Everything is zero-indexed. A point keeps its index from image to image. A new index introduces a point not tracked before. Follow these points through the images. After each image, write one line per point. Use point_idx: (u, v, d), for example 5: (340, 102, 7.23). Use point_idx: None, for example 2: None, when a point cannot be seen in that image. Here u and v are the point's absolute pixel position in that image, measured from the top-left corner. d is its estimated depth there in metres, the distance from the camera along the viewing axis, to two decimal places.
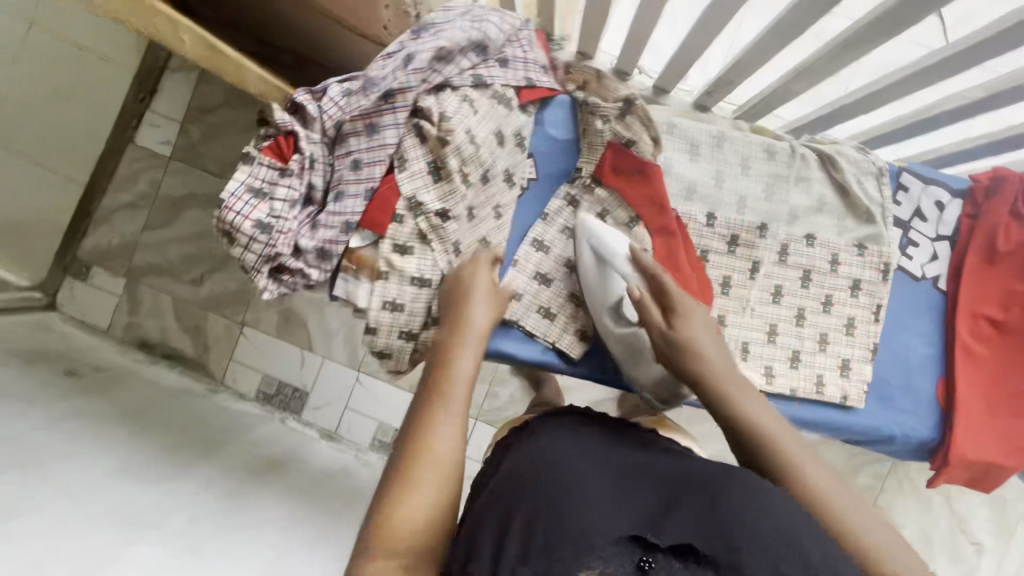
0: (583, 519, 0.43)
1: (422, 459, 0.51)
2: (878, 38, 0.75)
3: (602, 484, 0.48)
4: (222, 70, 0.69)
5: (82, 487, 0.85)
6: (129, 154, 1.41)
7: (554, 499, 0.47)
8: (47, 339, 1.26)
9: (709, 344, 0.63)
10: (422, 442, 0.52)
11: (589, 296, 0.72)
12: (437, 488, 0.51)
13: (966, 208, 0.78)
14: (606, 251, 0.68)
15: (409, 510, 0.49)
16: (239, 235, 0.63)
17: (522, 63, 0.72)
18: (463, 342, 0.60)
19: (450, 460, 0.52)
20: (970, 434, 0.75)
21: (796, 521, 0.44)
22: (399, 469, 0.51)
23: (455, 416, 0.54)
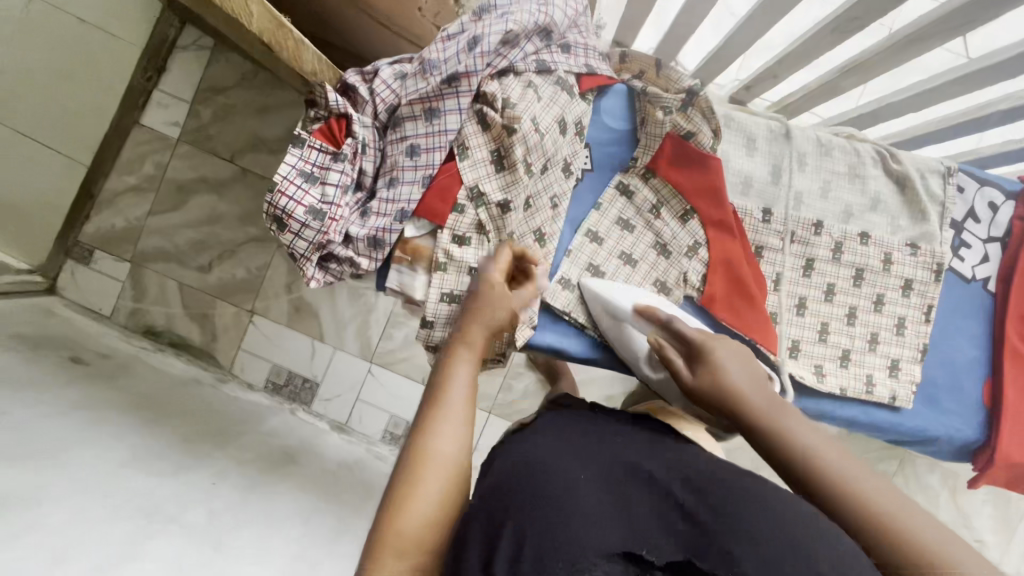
0: (569, 529, 0.39)
1: (423, 458, 0.47)
2: (945, 35, 0.74)
3: (593, 483, 0.43)
4: (278, 46, 0.66)
5: (100, 478, 0.81)
6: (134, 137, 1.34)
7: (533, 501, 0.41)
8: (53, 323, 1.22)
9: (746, 383, 0.55)
10: (424, 440, 0.48)
11: (620, 349, 0.71)
12: (441, 488, 0.46)
13: (1019, 210, 0.77)
14: (616, 311, 0.67)
15: (413, 512, 0.45)
16: (291, 221, 0.61)
17: (583, 50, 0.70)
18: (466, 346, 0.56)
19: (454, 458, 0.48)
20: (1015, 435, 0.75)
21: (798, 520, 0.40)
22: (400, 469, 0.47)
23: (456, 414, 0.50)
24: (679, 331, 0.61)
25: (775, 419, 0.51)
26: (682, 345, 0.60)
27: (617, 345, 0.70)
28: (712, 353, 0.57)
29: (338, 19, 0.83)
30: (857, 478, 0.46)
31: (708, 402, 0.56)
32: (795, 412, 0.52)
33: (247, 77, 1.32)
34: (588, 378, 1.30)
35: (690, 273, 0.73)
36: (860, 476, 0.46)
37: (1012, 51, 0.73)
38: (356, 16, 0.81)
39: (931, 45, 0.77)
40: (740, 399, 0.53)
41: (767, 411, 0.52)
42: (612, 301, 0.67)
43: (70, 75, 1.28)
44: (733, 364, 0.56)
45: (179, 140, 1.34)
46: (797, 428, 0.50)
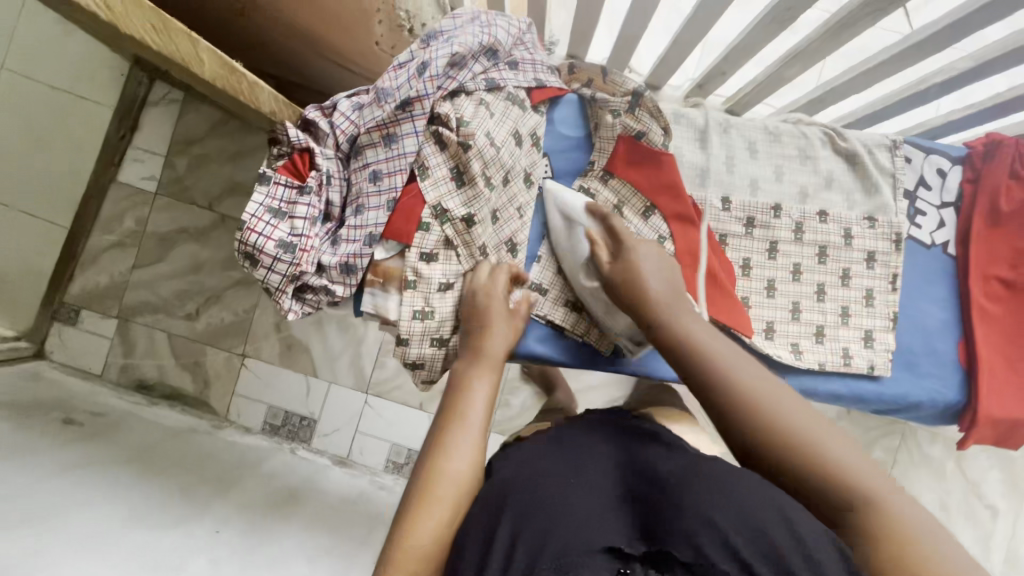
0: (556, 525, 0.39)
1: (437, 476, 0.48)
2: (871, 16, 0.77)
3: (580, 485, 0.44)
4: (233, 91, 0.64)
5: (97, 537, 0.80)
6: (112, 194, 1.36)
7: (519, 506, 0.42)
8: (43, 387, 1.21)
9: (660, 284, 0.59)
10: (437, 460, 0.49)
11: (563, 257, 0.71)
12: (454, 508, 0.47)
13: (966, 174, 0.80)
14: (569, 212, 0.69)
15: (423, 532, 0.45)
16: (262, 256, 0.63)
17: (531, 65, 0.73)
18: (478, 371, 0.58)
19: (466, 480, 0.48)
20: (993, 393, 0.77)
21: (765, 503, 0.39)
22: (414, 487, 0.48)
23: (471, 437, 0.51)
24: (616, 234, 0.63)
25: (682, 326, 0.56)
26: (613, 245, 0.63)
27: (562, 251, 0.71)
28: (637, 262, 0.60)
29: (297, 61, 0.86)
30: (780, 407, 0.49)
31: (627, 300, 0.60)
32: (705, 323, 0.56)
33: (218, 124, 1.35)
34: (583, 384, 1.31)
35: None
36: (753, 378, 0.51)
37: (939, 24, 0.76)
38: (310, 49, 0.83)
39: (861, 28, 0.80)
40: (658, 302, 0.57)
41: (674, 313, 0.57)
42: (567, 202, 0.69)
43: (44, 143, 1.30)
44: (652, 267, 0.60)
45: (158, 193, 1.36)
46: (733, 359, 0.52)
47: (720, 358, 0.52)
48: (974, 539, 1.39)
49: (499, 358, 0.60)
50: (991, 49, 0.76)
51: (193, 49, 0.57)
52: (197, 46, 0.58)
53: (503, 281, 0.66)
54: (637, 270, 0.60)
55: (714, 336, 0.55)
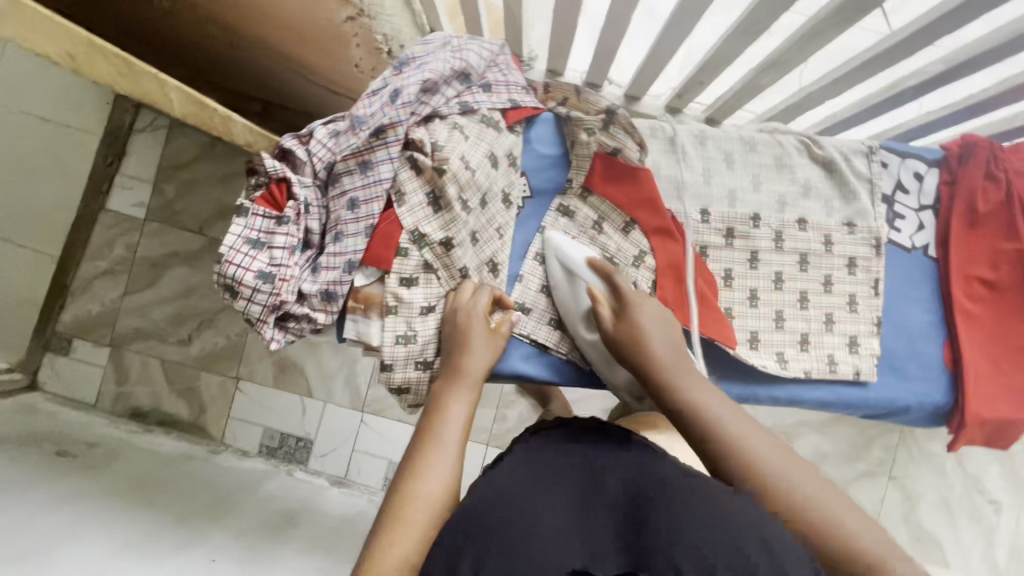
0: (528, 557, 0.37)
1: (411, 498, 0.49)
2: (840, 25, 0.76)
3: (550, 502, 0.42)
4: (204, 124, 0.64)
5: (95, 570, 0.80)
6: (102, 222, 1.37)
7: (485, 537, 0.40)
8: (36, 419, 1.20)
9: (663, 343, 0.61)
10: (412, 482, 0.50)
11: (560, 306, 0.73)
12: (426, 527, 0.47)
13: (943, 176, 0.80)
14: (570, 263, 0.70)
15: (395, 552, 0.45)
16: (241, 288, 0.62)
17: (505, 86, 0.73)
18: (455, 392, 0.59)
19: (441, 500, 0.49)
20: (981, 393, 0.77)
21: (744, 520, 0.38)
22: (389, 508, 0.49)
23: (446, 458, 0.53)
24: (618, 289, 0.65)
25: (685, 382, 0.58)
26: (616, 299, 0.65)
27: (559, 305, 0.73)
28: (641, 319, 0.62)
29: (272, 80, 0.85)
30: (778, 466, 0.50)
31: (630, 357, 0.62)
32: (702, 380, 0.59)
33: (205, 149, 1.35)
34: (578, 396, 1.31)
35: (640, 282, 0.74)
36: (753, 436, 0.53)
37: (908, 31, 0.76)
38: (289, 75, 0.84)
39: (829, 38, 0.80)
40: (656, 358, 0.60)
41: (674, 371, 0.59)
42: (567, 254, 0.70)
43: None
44: (655, 325, 0.63)
45: (147, 220, 1.36)
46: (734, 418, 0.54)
47: (718, 417, 0.54)
48: (978, 535, 1.39)
49: (479, 378, 0.61)
50: (963, 52, 0.76)
51: (159, 88, 0.57)
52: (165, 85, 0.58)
53: (484, 302, 0.66)
54: (639, 325, 0.62)
55: (714, 394, 0.57)
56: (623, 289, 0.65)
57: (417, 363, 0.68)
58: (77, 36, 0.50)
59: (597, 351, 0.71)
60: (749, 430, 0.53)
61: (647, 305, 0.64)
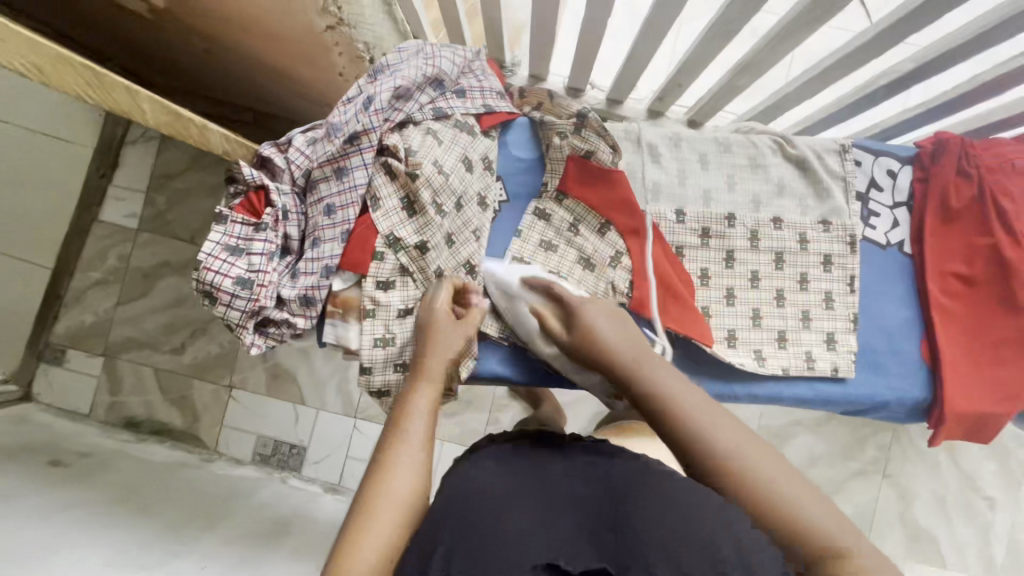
0: (498, 553, 0.37)
1: (378, 495, 0.48)
2: (809, 26, 0.77)
3: (519, 500, 0.42)
4: (182, 135, 0.65)
5: None
6: (95, 234, 1.38)
7: (458, 529, 0.40)
8: (29, 429, 1.21)
9: (616, 339, 0.58)
10: (377, 478, 0.49)
11: (515, 329, 0.71)
12: (395, 521, 0.46)
13: (916, 173, 0.82)
14: (506, 289, 0.69)
15: (364, 551, 0.44)
16: (220, 294, 0.63)
17: (480, 92, 0.74)
18: (421, 384, 0.58)
19: (409, 493, 0.48)
20: (959, 388, 0.76)
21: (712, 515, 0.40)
22: (355, 508, 0.47)
23: (413, 450, 0.51)
24: (559, 297, 0.64)
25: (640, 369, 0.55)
26: (560, 309, 0.63)
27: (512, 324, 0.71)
28: (591, 320, 0.60)
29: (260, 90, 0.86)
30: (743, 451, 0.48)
31: (592, 361, 0.60)
32: (661, 364, 0.55)
33: (195, 159, 1.36)
34: (568, 399, 1.31)
35: (617, 282, 0.74)
36: (705, 412, 0.50)
37: (871, 32, 0.76)
38: (275, 83, 0.84)
39: (798, 38, 0.81)
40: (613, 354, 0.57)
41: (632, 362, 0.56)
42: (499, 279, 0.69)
43: None
44: (606, 324, 0.60)
45: (140, 230, 1.37)
46: (696, 405, 0.51)
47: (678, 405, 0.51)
48: (973, 532, 1.38)
49: (443, 368, 0.60)
50: (929, 51, 0.76)
51: (132, 100, 0.58)
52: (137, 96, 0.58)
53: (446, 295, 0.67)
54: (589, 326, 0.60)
55: (674, 381, 0.53)
56: (563, 297, 0.63)
57: (395, 366, 0.69)
58: (49, 49, 0.50)
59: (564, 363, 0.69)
60: (710, 414, 0.50)
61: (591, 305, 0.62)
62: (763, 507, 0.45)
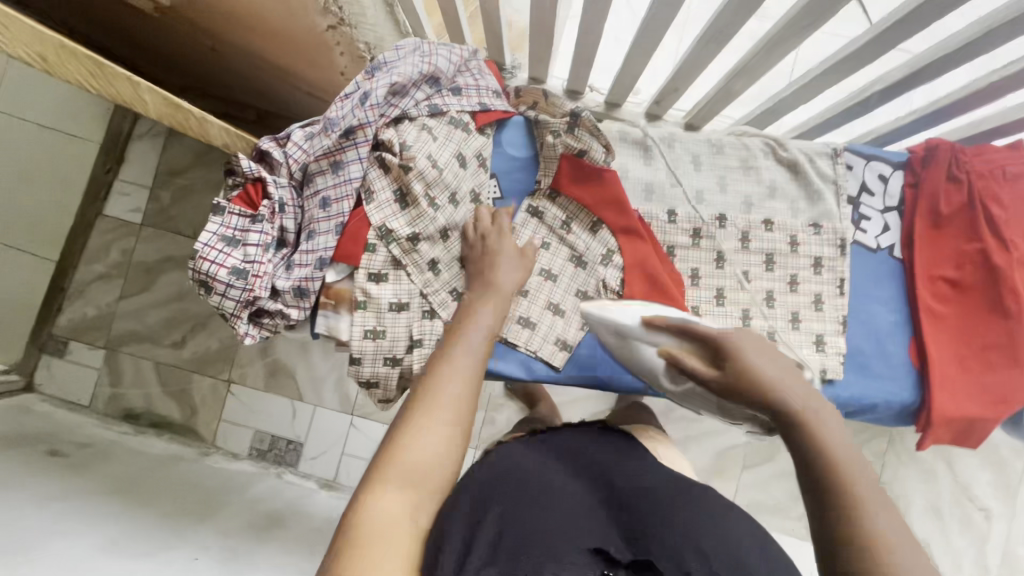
0: (559, 530, 0.46)
1: (439, 393, 0.55)
2: (801, 32, 0.78)
3: (567, 495, 0.51)
4: (181, 126, 0.66)
5: (80, 565, 0.81)
6: (99, 227, 1.40)
7: (517, 502, 0.49)
8: (30, 419, 1.22)
9: (768, 367, 0.56)
10: (439, 377, 0.56)
11: (635, 361, 0.68)
12: (450, 417, 0.54)
13: (908, 178, 0.82)
14: (623, 324, 0.64)
15: (423, 437, 0.52)
16: (215, 283, 0.64)
17: (475, 90, 0.76)
18: (480, 312, 0.64)
19: (462, 399, 0.56)
20: (946, 392, 0.77)
21: (740, 530, 0.50)
22: (417, 396, 0.55)
23: (469, 366, 0.58)
24: (693, 330, 0.59)
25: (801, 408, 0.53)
26: (700, 346, 0.60)
27: (625, 353, 0.68)
28: (744, 352, 0.56)
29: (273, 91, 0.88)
30: (874, 510, 0.46)
31: (732, 391, 0.57)
32: (824, 406, 0.53)
33: (199, 156, 1.39)
34: (563, 399, 1.31)
35: (608, 279, 0.76)
36: (857, 466, 0.49)
37: (864, 39, 0.76)
38: (282, 83, 0.86)
39: (792, 43, 0.81)
40: (758, 379, 0.55)
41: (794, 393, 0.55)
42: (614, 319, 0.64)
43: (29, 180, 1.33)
44: (763, 358, 0.57)
45: (144, 225, 1.39)
46: (845, 453, 0.50)
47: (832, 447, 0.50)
48: (968, 542, 1.38)
49: (500, 302, 0.66)
50: (923, 58, 0.77)
51: (132, 89, 0.59)
52: (139, 86, 0.60)
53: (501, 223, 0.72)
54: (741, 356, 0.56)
55: (831, 424, 0.52)
56: (699, 331, 0.59)
57: (386, 359, 0.70)
58: (52, 37, 0.52)
59: (692, 399, 0.69)
60: (857, 467, 0.49)
61: (737, 334, 0.58)
62: (881, 531, 0.44)
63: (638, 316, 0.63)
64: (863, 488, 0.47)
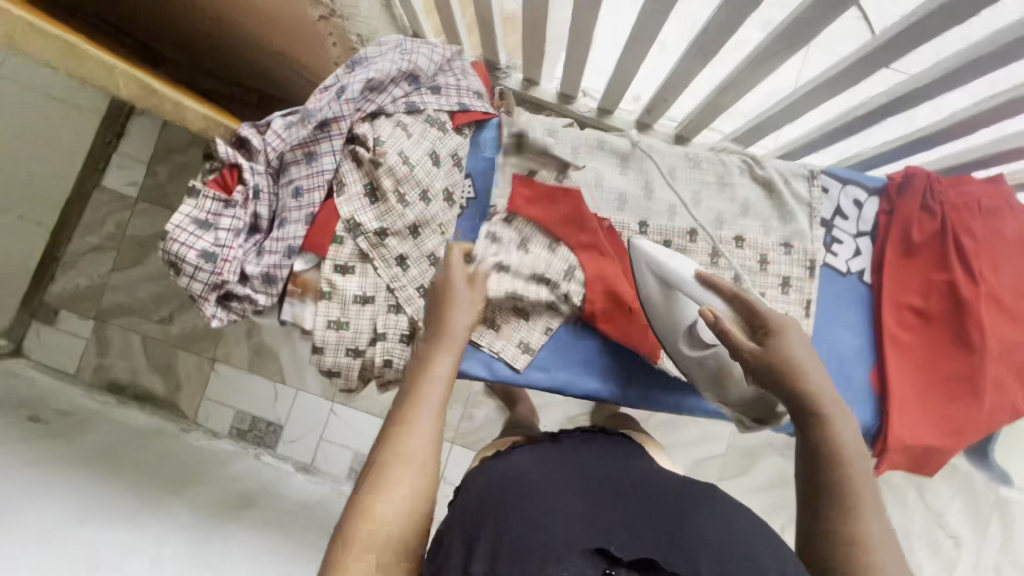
0: (554, 524, 0.43)
1: (399, 454, 0.49)
2: (784, 52, 0.79)
3: (565, 490, 0.48)
4: (157, 110, 0.67)
5: (48, 531, 0.82)
6: (95, 199, 1.41)
7: (514, 506, 0.46)
8: (15, 383, 1.23)
9: (809, 362, 0.58)
10: (399, 435, 0.50)
11: (659, 322, 0.72)
12: (417, 479, 0.49)
13: (882, 205, 0.82)
14: (675, 279, 0.68)
15: (387, 508, 0.46)
16: (184, 265, 0.64)
17: (455, 90, 0.77)
18: (441, 349, 0.58)
19: (427, 456, 0.50)
20: (904, 418, 0.77)
21: (751, 530, 0.45)
22: (376, 462, 0.49)
23: (431, 414, 0.52)
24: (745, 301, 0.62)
25: (825, 405, 0.56)
26: (751, 321, 0.61)
27: (659, 313, 0.72)
28: (790, 336, 0.58)
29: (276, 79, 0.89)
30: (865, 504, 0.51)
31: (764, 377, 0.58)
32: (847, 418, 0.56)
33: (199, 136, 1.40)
34: (540, 400, 1.32)
35: (572, 294, 0.77)
36: (861, 466, 0.53)
37: (848, 60, 0.76)
38: (279, 67, 0.87)
39: (778, 61, 0.82)
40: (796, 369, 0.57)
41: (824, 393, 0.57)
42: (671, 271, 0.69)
43: None
44: (806, 352, 0.58)
45: (139, 199, 1.41)
46: (853, 454, 0.54)
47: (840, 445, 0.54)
48: (938, 569, 1.38)
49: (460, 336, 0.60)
50: (906, 84, 0.77)
51: (107, 75, 0.61)
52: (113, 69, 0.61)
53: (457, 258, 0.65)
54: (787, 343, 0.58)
55: (847, 429, 0.56)
56: (757, 307, 0.61)
57: (350, 349, 0.71)
58: (21, 19, 0.53)
59: (700, 373, 0.70)
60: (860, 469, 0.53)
61: (788, 323, 0.60)
62: (868, 521, 0.49)
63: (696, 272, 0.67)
64: (865, 490, 0.52)
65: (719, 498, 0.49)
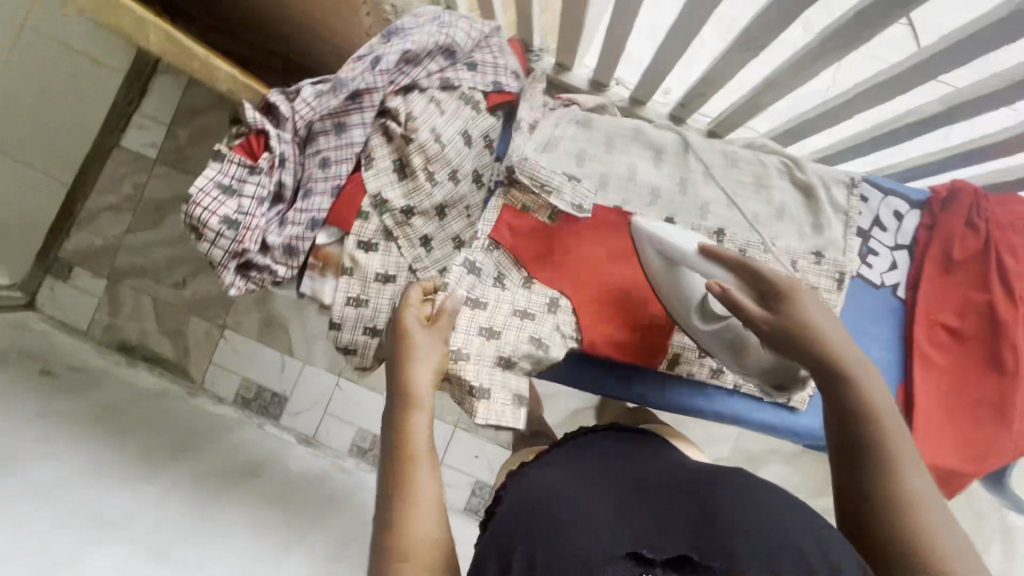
0: (582, 538, 0.42)
1: (402, 550, 0.48)
2: (834, 53, 0.75)
3: (590, 498, 0.48)
4: (186, 65, 0.66)
5: (52, 485, 0.82)
6: (114, 158, 1.40)
7: (542, 524, 0.45)
8: (27, 337, 1.24)
9: (825, 323, 0.59)
10: (399, 532, 0.49)
11: (670, 301, 0.70)
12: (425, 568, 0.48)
13: (924, 218, 0.80)
14: (675, 253, 0.67)
15: None
16: (205, 231, 0.61)
17: (491, 68, 0.75)
18: (409, 415, 0.55)
19: (430, 537, 0.49)
20: (929, 441, 0.75)
21: (788, 516, 0.42)
22: (383, 564, 0.48)
23: (422, 492, 0.51)
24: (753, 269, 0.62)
25: (848, 361, 0.58)
26: (761, 290, 0.62)
27: (667, 290, 0.70)
28: (802, 299, 0.60)
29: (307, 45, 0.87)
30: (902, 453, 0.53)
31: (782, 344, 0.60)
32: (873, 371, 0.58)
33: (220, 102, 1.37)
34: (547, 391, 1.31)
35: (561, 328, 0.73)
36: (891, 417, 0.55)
37: (902, 66, 0.72)
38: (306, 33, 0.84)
39: (826, 63, 0.78)
40: (812, 332, 0.58)
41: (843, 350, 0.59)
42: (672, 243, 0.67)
43: None
44: (820, 313, 0.60)
45: (156, 161, 1.40)
46: (882, 407, 0.56)
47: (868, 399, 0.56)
48: None
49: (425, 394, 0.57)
50: (960, 93, 0.73)
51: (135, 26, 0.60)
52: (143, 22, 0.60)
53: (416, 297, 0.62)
54: (798, 308, 0.60)
55: (872, 381, 0.57)
56: (766, 276, 0.61)
57: (367, 329, 0.70)
58: None
59: (716, 343, 0.69)
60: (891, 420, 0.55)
61: (798, 287, 0.61)
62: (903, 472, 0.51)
63: (696, 244, 0.65)
64: (897, 437, 0.54)
65: (755, 486, 0.46)
